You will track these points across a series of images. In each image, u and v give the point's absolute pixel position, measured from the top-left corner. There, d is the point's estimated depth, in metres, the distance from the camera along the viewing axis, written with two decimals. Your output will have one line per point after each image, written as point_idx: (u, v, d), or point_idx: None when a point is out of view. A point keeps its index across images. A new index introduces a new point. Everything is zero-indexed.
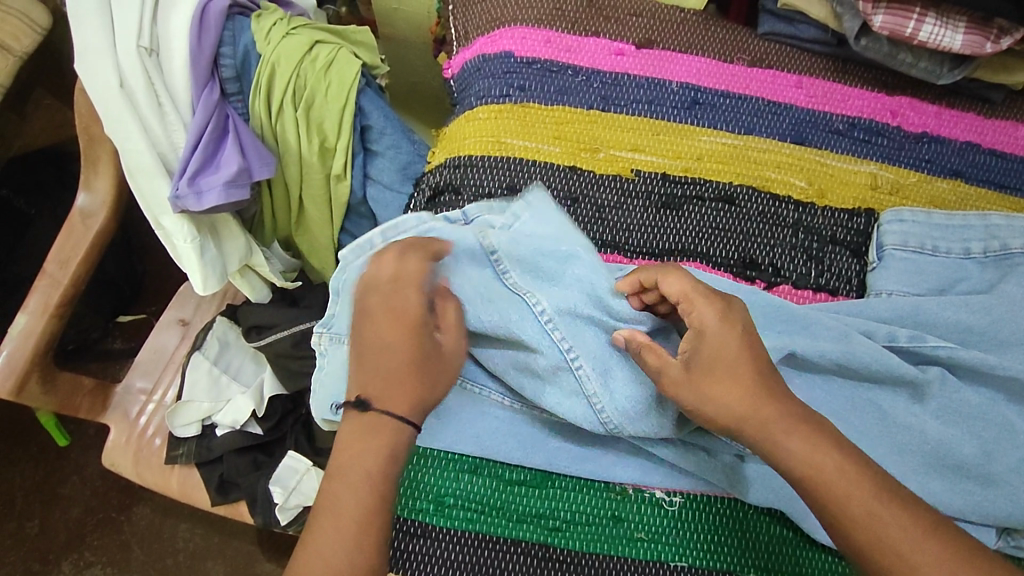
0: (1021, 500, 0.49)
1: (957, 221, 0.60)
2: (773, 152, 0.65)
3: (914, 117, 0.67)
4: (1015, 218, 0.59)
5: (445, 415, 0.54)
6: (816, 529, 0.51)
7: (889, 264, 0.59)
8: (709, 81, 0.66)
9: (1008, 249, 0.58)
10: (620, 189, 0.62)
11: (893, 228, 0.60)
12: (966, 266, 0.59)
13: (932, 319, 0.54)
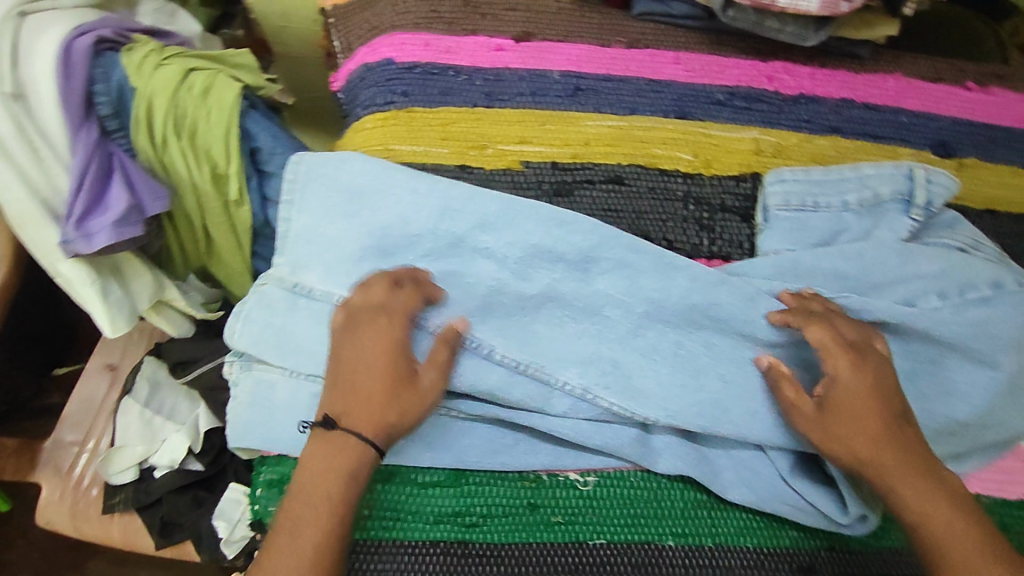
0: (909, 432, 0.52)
1: (833, 176, 0.62)
2: (658, 129, 0.66)
3: (790, 79, 0.69)
4: (883, 167, 0.61)
5: None
6: (726, 488, 0.55)
7: (774, 224, 0.62)
8: (590, 66, 0.67)
9: (880, 198, 0.60)
10: (511, 183, 0.63)
11: (775, 190, 0.62)
12: (845, 218, 0.61)
13: (811, 268, 0.58)
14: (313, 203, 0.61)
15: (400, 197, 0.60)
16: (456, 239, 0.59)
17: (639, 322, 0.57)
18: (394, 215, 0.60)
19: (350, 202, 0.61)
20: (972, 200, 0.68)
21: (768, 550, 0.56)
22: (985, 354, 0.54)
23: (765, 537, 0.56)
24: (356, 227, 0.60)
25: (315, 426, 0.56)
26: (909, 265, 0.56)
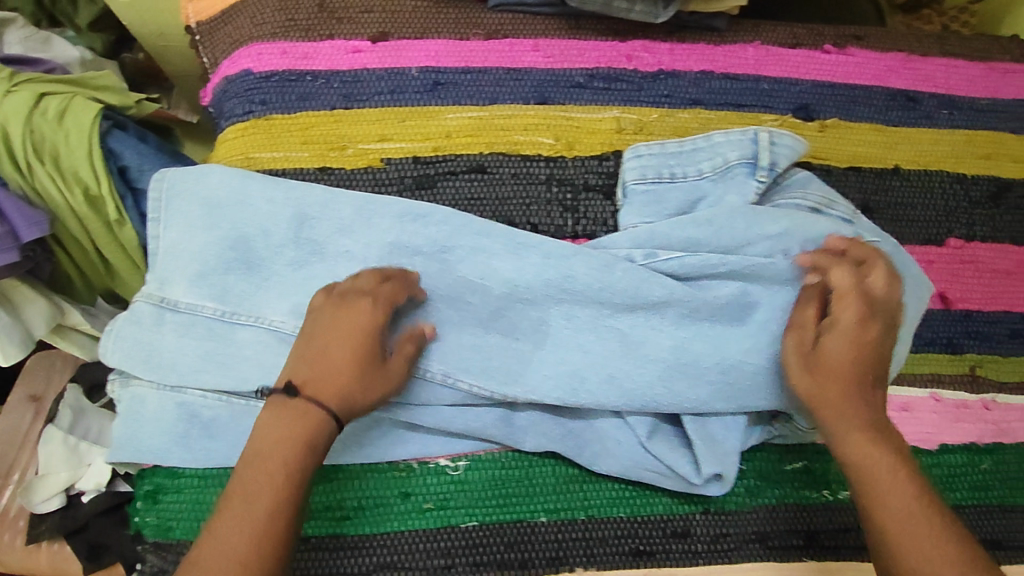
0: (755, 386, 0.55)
1: (687, 147, 0.63)
2: (519, 116, 0.67)
3: (649, 57, 0.70)
4: (732, 133, 0.62)
5: (217, 433, 0.57)
6: (594, 461, 0.57)
7: (632, 199, 0.63)
8: (449, 60, 0.68)
9: (729, 163, 0.61)
10: (373, 180, 0.64)
11: (634, 161, 0.63)
12: (701, 185, 0.62)
13: (665, 237, 0.58)
14: (179, 217, 0.62)
15: (259, 209, 0.61)
16: (315, 245, 0.60)
17: (501, 303, 0.57)
18: (255, 225, 0.60)
19: (212, 217, 0.61)
20: (835, 158, 0.70)
21: (641, 518, 0.58)
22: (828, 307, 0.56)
23: (639, 506, 0.58)
24: (218, 240, 0.60)
25: (181, 436, 0.57)
26: (756, 228, 0.57)
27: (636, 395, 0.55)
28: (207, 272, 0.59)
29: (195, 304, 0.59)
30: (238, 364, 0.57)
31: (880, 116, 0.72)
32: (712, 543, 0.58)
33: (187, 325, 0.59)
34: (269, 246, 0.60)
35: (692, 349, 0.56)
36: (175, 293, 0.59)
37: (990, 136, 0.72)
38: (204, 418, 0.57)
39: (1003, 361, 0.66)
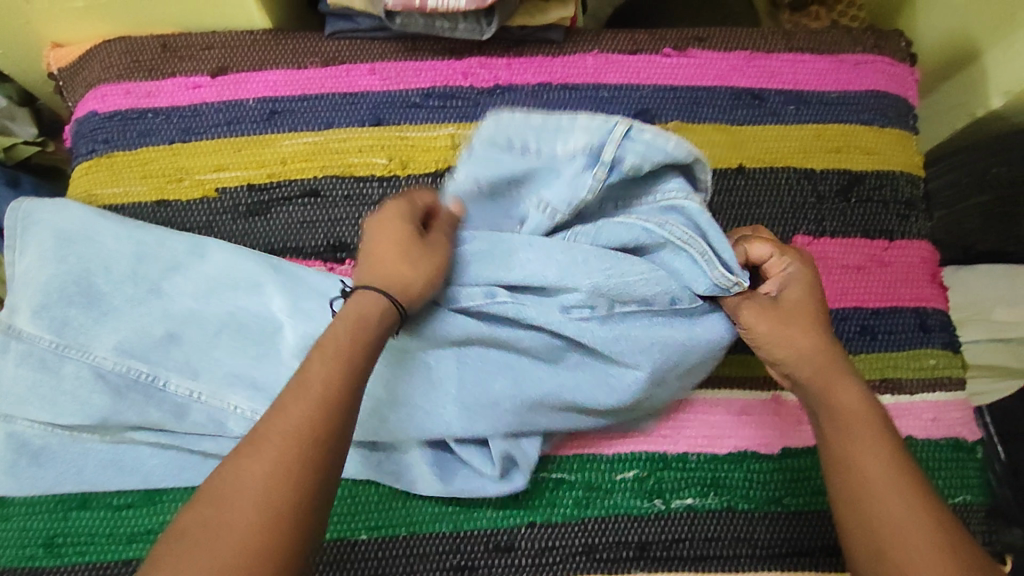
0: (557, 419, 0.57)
1: (551, 120, 0.54)
2: (353, 139, 0.69)
3: (486, 73, 0.71)
4: (595, 119, 0.53)
5: (46, 462, 0.57)
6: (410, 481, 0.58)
7: (471, 160, 0.56)
8: (286, 90, 0.70)
9: (576, 150, 0.53)
10: (208, 210, 0.66)
11: (491, 121, 0.55)
12: (549, 164, 0.55)
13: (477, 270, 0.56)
14: (38, 243, 0.60)
15: (110, 243, 0.60)
16: (153, 281, 0.60)
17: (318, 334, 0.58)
18: (106, 258, 0.60)
19: (67, 245, 0.59)
20: None
21: (463, 533, 0.58)
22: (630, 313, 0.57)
23: (462, 521, 0.58)
24: (64, 269, 0.59)
25: (10, 466, 0.57)
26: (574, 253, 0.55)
27: (439, 397, 0.57)
28: (46, 301, 0.58)
29: (35, 335, 0.57)
30: (62, 399, 0.57)
31: (725, 116, 0.71)
32: (536, 557, 0.58)
33: (24, 356, 0.57)
34: (108, 284, 0.59)
35: (495, 387, 0.56)
36: (19, 322, 0.58)
37: (840, 129, 0.71)
38: (34, 446, 0.57)
39: (856, 358, 0.65)
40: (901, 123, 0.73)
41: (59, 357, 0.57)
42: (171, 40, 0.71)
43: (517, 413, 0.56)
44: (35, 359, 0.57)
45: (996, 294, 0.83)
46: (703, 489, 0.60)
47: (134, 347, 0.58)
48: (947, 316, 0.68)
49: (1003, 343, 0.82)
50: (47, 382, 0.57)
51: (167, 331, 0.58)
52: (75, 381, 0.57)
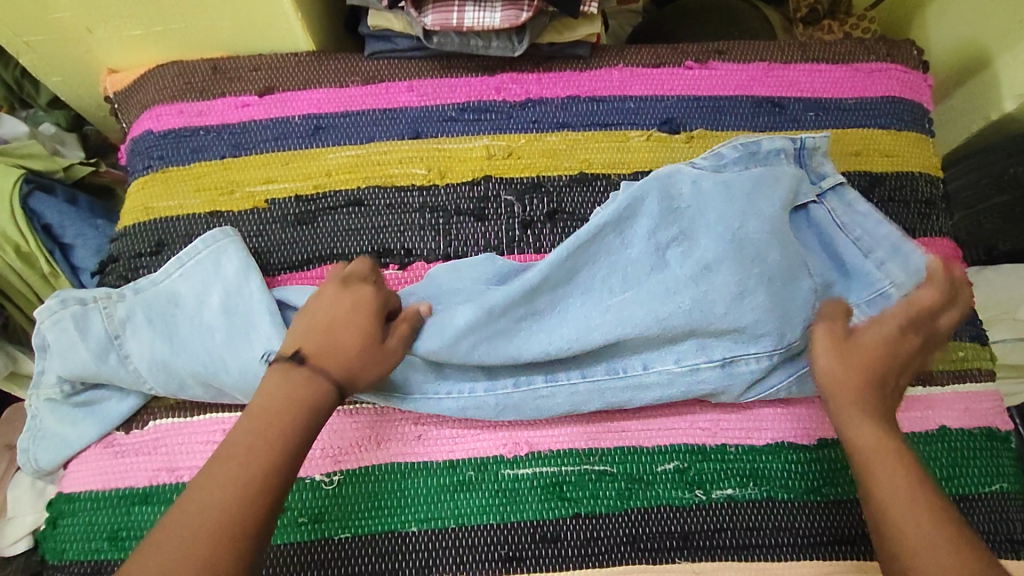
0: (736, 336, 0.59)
1: None
2: (394, 152, 0.72)
3: (517, 87, 0.75)
4: None
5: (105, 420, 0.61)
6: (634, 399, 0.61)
7: None
8: (329, 107, 0.74)
9: None
10: (258, 219, 0.69)
11: None
12: None
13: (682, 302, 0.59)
14: (196, 273, 0.62)
15: (240, 296, 0.61)
16: (250, 363, 0.58)
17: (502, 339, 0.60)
18: (238, 332, 0.60)
19: (217, 297, 0.61)
20: None
21: (510, 525, 0.59)
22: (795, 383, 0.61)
23: (508, 513, 0.59)
24: (196, 323, 0.60)
25: (83, 425, 0.61)
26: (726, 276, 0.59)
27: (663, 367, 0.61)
28: (160, 322, 0.60)
29: (138, 339, 0.60)
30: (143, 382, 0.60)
31: (747, 123, 0.74)
32: (582, 548, 0.59)
33: (122, 355, 0.60)
34: (215, 354, 0.59)
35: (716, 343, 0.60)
36: (126, 335, 0.60)
37: (858, 134, 0.74)
38: (104, 415, 0.61)
39: None
40: (917, 126, 0.76)
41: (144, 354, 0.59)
42: (221, 62, 0.75)
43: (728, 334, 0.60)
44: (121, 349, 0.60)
45: None
46: (742, 480, 0.61)
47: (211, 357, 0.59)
48: (975, 311, 0.69)
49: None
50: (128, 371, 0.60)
51: (249, 367, 0.58)
52: (154, 372, 0.59)
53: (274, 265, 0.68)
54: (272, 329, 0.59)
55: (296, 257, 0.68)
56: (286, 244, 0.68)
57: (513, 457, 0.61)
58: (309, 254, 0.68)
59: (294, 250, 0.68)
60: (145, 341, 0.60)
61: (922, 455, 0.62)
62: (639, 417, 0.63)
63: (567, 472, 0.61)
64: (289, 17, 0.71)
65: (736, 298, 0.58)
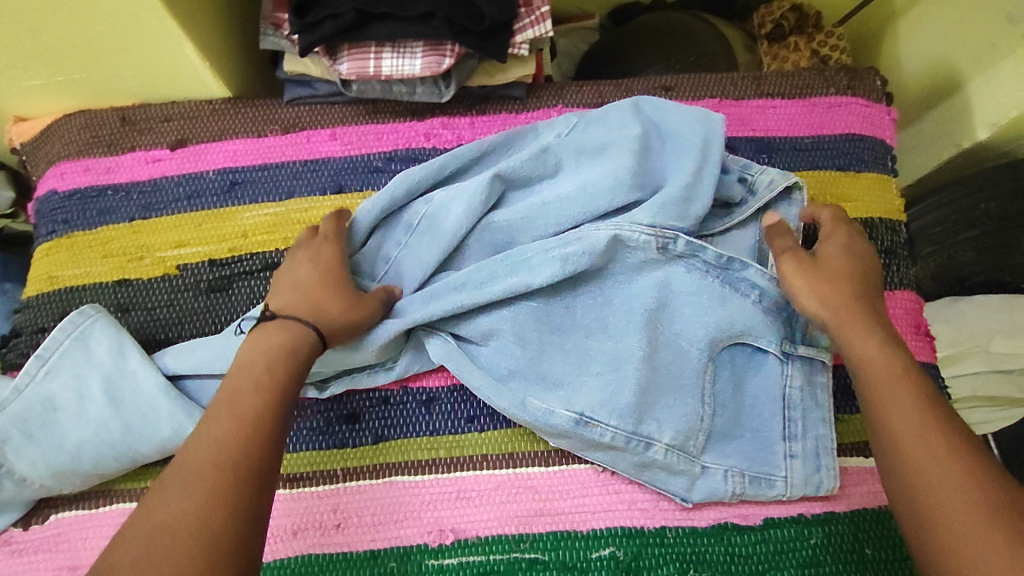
0: (677, 417, 0.58)
1: None
2: (315, 208, 0.67)
3: (448, 133, 0.70)
4: None
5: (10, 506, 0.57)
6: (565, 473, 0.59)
7: None
8: (247, 159, 0.69)
9: None
10: (169, 287, 0.65)
11: None
12: None
13: (615, 380, 0.58)
14: (69, 371, 0.57)
15: (145, 375, 0.57)
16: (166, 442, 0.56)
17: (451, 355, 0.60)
18: (134, 415, 0.56)
19: (116, 385, 0.57)
20: None
21: None
22: (751, 421, 0.60)
23: None
24: (89, 423, 0.56)
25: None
26: (667, 370, 0.59)
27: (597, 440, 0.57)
28: (59, 420, 0.56)
29: (33, 441, 0.55)
30: (50, 475, 0.56)
31: None
32: None
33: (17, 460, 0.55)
34: (114, 448, 0.56)
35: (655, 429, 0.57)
36: (8, 458, 0.55)
37: (814, 177, 0.70)
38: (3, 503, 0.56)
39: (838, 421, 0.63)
40: (878, 167, 0.71)
41: (46, 454, 0.55)
42: (131, 112, 0.70)
43: (661, 423, 0.58)
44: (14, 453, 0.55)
45: (996, 326, 0.80)
46: (683, 566, 0.57)
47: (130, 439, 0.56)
48: (935, 370, 0.65)
49: (1003, 374, 0.78)
50: (29, 471, 0.55)
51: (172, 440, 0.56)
52: (63, 470, 0.55)
53: (187, 337, 0.63)
54: (173, 408, 0.56)
55: (210, 329, 0.64)
56: (199, 314, 0.64)
57: (438, 545, 0.57)
58: (225, 325, 0.64)
59: (208, 319, 0.64)
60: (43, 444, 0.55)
61: (874, 534, 0.59)
62: (573, 499, 0.59)
63: (495, 561, 0.57)
64: (197, 66, 0.66)
65: (683, 388, 0.59)
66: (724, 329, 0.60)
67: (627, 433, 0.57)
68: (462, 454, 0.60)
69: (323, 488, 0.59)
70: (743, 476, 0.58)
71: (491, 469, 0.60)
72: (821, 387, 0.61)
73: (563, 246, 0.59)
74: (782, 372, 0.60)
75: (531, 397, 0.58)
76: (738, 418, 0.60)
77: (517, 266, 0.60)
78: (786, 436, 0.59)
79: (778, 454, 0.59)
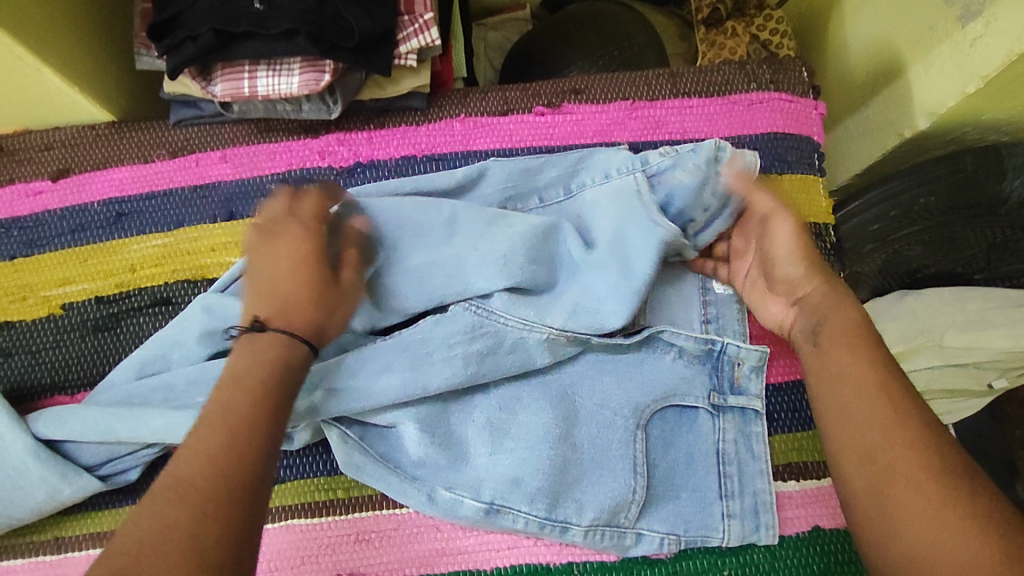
0: (605, 493, 0.55)
1: None
2: (206, 237, 0.64)
3: (345, 150, 0.66)
4: None
5: None
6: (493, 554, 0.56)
7: None
8: (133, 188, 0.66)
9: None
10: (53, 328, 0.62)
11: None
12: None
13: (533, 459, 0.55)
14: None
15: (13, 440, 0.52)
16: (41, 505, 0.52)
17: (356, 455, 0.56)
18: (2, 482, 0.51)
19: None
20: None
21: None
22: (687, 480, 0.57)
23: None
24: None
25: None
26: (590, 445, 0.57)
27: (518, 525, 0.55)
28: None
29: None
30: None
31: None
32: None
33: None
34: None
35: (578, 506, 0.55)
36: None
37: None
38: None
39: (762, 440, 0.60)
40: (802, 167, 0.67)
41: None
42: (7, 141, 0.66)
43: (585, 501, 0.55)
44: None
45: (950, 319, 0.76)
46: None
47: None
48: None
49: (960, 368, 0.76)
50: None
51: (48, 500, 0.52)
52: None
53: (72, 379, 0.61)
54: (44, 471, 0.52)
55: (95, 370, 0.61)
56: (84, 356, 0.61)
57: None
58: (111, 364, 0.61)
59: (93, 359, 0.61)
60: None
61: (790, 562, 0.56)
62: (475, 535, 0.57)
63: None
64: (67, 92, 0.62)
65: (607, 457, 0.56)
66: (648, 392, 0.58)
67: (541, 518, 0.55)
68: (360, 492, 0.58)
69: None
70: (678, 540, 0.56)
71: (390, 508, 0.57)
72: (757, 437, 0.58)
73: (471, 338, 0.56)
74: (714, 427, 0.58)
75: (441, 486, 0.55)
76: (672, 486, 0.57)
77: (417, 365, 0.55)
78: (724, 495, 0.57)
79: (716, 515, 0.56)
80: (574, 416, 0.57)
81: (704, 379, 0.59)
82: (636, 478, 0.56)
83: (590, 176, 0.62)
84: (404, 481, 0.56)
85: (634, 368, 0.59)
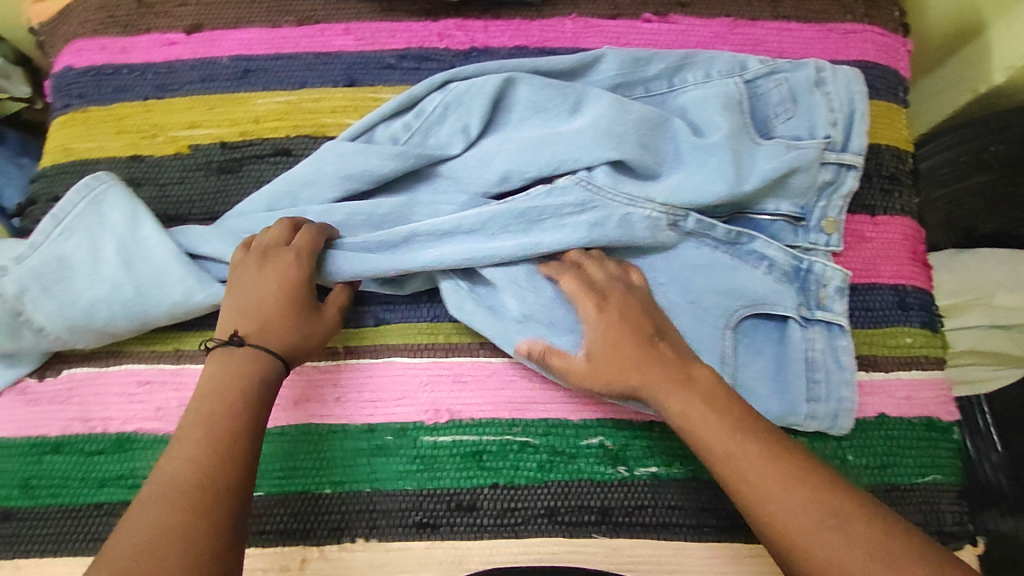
0: None
1: None
2: (327, 99, 0.68)
3: (462, 34, 0.70)
4: None
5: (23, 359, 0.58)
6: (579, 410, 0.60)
7: None
8: (261, 48, 0.69)
9: None
10: (180, 166, 0.66)
11: None
12: None
13: None
14: (84, 232, 0.56)
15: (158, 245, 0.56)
16: (176, 306, 0.56)
17: (464, 299, 0.60)
18: (146, 279, 0.55)
19: (118, 250, 0.56)
20: None
21: (428, 491, 0.57)
22: (776, 384, 0.60)
23: (424, 479, 0.57)
24: (97, 281, 0.55)
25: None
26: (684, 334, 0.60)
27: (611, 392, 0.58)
28: (69, 279, 0.56)
29: (42, 297, 0.55)
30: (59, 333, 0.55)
31: None
32: (498, 518, 0.57)
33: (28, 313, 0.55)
34: (125, 304, 0.55)
35: None
36: (25, 308, 0.55)
37: None
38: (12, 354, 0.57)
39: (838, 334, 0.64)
40: (888, 95, 0.71)
41: (55, 308, 0.55)
42: None
43: None
44: (28, 309, 0.55)
45: (999, 278, 0.77)
46: (668, 458, 0.59)
47: (138, 299, 0.55)
48: (928, 296, 0.66)
49: (1005, 330, 0.75)
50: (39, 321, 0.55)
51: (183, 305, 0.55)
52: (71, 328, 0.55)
53: (195, 212, 0.64)
54: (184, 272, 0.56)
55: (217, 207, 0.65)
56: (208, 193, 0.65)
57: (433, 423, 0.59)
58: (232, 203, 0.65)
59: (217, 196, 0.65)
60: (52, 300, 0.55)
61: (857, 441, 0.60)
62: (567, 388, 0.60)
63: (488, 442, 0.59)
64: None
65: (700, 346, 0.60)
66: (739, 297, 0.61)
67: None
68: (459, 339, 0.61)
69: (324, 363, 0.61)
70: None
71: (487, 356, 0.61)
72: (844, 350, 0.61)
73: (581, 211, 0.60)
74: (804, 336, 0.61)
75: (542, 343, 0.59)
76: (762, 383, 0.60)
77: (529, 226, 0.60)
78: (811, 398, 0.59)
79: (800, 414, 0.59)
80: (668, 308, 0.61)
81: (792, 292, 0.62)
82: (726, 367, 0.59)
83: (693, 74, 0.67)
84: (510, 331, 0.59)
85: (730, 266, 0.62)
